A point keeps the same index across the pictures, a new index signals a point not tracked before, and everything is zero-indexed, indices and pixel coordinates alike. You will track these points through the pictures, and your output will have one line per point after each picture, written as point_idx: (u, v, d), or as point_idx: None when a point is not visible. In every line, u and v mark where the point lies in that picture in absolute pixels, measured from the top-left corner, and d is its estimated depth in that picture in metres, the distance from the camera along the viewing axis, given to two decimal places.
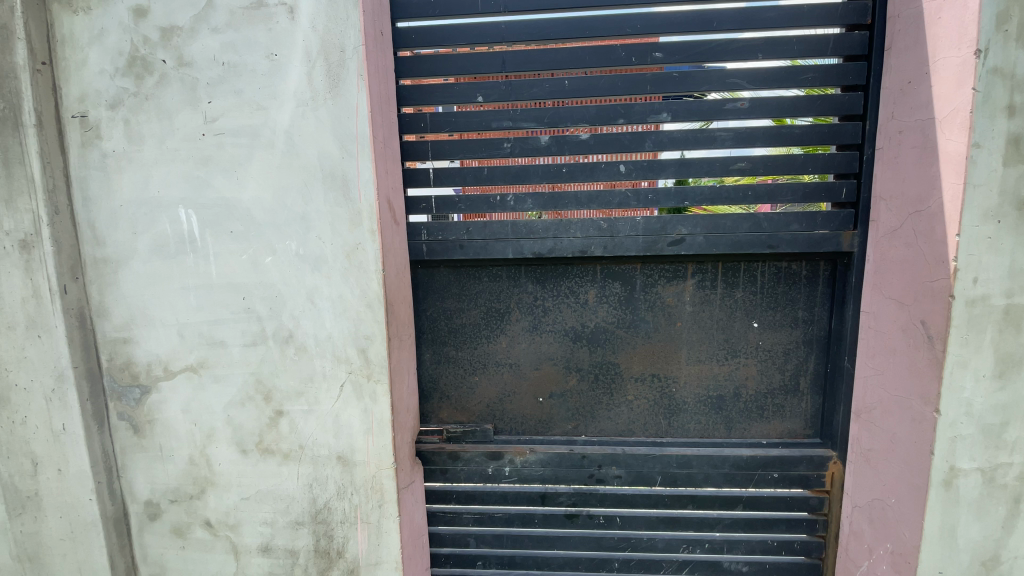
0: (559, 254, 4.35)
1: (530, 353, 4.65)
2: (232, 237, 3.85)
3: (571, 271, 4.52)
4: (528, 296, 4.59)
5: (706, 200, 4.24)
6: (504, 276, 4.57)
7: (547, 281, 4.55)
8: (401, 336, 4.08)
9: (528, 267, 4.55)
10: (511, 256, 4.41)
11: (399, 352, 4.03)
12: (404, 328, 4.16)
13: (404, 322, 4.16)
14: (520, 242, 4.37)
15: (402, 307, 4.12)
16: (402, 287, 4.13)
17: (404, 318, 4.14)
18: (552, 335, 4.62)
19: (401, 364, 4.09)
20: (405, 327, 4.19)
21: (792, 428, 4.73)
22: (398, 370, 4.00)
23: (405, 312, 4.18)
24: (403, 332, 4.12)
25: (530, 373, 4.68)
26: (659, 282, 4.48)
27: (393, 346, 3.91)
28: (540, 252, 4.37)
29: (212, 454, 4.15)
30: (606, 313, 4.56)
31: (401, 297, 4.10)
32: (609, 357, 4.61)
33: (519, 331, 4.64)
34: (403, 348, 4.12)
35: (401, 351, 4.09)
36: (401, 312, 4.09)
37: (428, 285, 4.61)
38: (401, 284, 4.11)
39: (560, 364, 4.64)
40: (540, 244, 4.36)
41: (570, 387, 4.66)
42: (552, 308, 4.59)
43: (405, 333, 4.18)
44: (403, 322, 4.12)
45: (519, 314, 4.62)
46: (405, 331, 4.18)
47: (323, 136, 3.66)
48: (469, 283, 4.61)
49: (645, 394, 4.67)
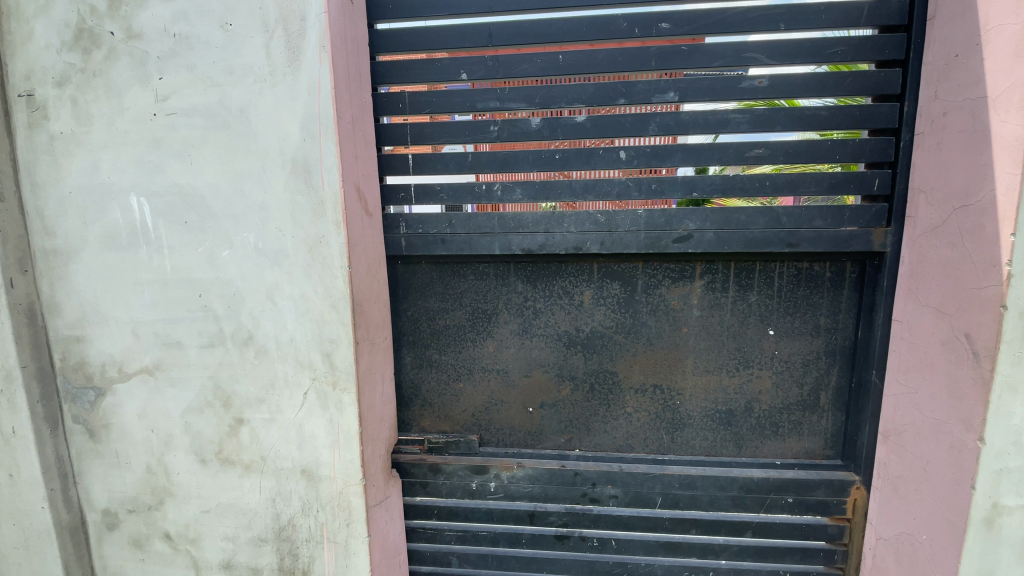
0: (551, 250, 3.90)
1: (520, 359, 4.24)
2: (187, 229, 3.51)
3: (564, 269, 4.08)
4: (516, 296, 4.17)
5: (717, 191, 3.75)
6: (490, 274, 4.15)
7: (538, 280, 4.12)
8: (373, 339, 3.69)
9: (518, 264, 4.12)
10: (498, 252, 3.98)
11: (370, 357, 3.65)
12: (378, 330, 3.78)
13: (378, 324, 3.77)
14: (507, 236, 3.94)
15: (375, 307, 3.73)
16: (375, 286, 3.74)
17: (377, 319, 3.75)
18: (543, 340, 4.20)
19: (374, 370, 3.71)
20: (379, 330, 3.80)
21: (810, 448, 4.25)
22: (369, 377, 3.61)
23: (378, 313, 3.79)
24: (375, 335, 3.73)
25: (519, 381, 4.27)
26: (662, 282, 4.02)
27: (363, 351, 3.52)
28: (530, 248, 3.92)
29: (171, 463, 3.85)
30: (602, 316, 4.11)
31: (374, 298, 3.70)
32: (607, 365, 4.18)
33: (507, 334, 4.23)
34: (376, 353, 3.74)
35: (374, 356, 3.70)
36: (374, 313, 3.70)
37: (407, 283, 4.22)
38: (374, 282, 3.71)
39: (552, 371, 4.22)
40: (530, 239, 3.92)
41: (563, 397, 4.24)
42: (543, 311, 4.17)
43: (379, 336, 3.79)
44: (376, 323, 3.73)
45: (507, 316, 4.21)
46: (378, 334, 3.79)
47: (283, 117, 3.28)
48: (452, 282, 4.20)
49: (646, 407, 4.23)
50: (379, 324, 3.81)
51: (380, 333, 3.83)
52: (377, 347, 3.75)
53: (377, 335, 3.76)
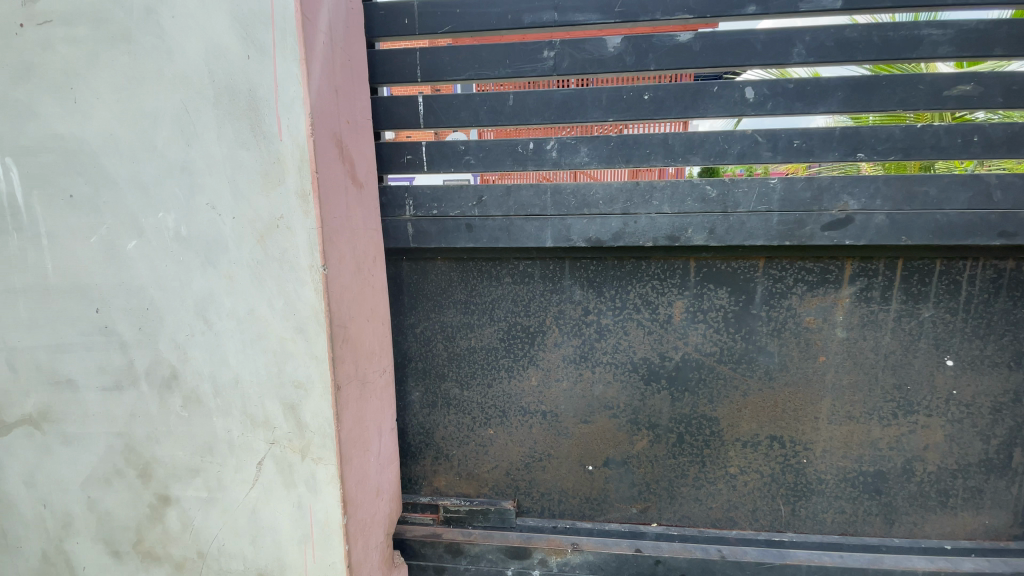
0: (633, 240, 2.58)
1: (575, 399, 2.93)
2: (76, 207, 2.25)
3: (646, 270, 2.75)
4: (570, 309, 2.84)
5: (895, 151, 2.43)
6: (534, 278, 2.83)
7: (603, 285, 2.78)
8: (364, 378, 2.40)
9: (575, 263, 2.78)
10: (551, 244, 2.65)
11: (359, 406, 2.35)
12: (371, 363, 2.47)
13: (371, 353, 2.47)
14: (565, 220, 2.62)
15: (367, 329, 2.43)
16: (368, 295, 2.43)
17: (371, 345, 2.46)
18: (610, 373, 2.87)
19: (365, 424, 2.42)
20: (374, 362, 2.50)
21: (994, 527, 2.92)
22: (355, 437, 2.31)
23: (373, 336, 2.49)
24: (368, 371, 2.44)
25: (573, 429, 2.96)
26: (793, 288, 2.72)
27: (346, 400, 2.23)
28: (600, 238, 2.61)
29: (73, 554, 2.62)
30: (700, 338, 2.79)
31: (365, 314, 2.40)
32: (703, 409, 2.87)
33: (557, 364, 2.91)
34: (367, 398, 2.44)
35: (365, 402, 2.41)
36: (365, 339, 2.40)
37: (412, 288, 2.94)
38: (367, 291, 2.41)
39: (622, 417, 2.91)
40: (601, 223, 2.60)
41: (638, 452, 2.95)
42: (610, 330, 2.83)
43: (373, 372, 2.49)
44: (368, 353, 2.43)
45: (557, 337, 2.88)
46: (373, 368, 2.50)
47: (215, 21, 2.00)
48: (476, 287, 2.89)
49: (759, 467, 2.95)
50: (374, 353, 2.51)
51: (376, 367, 2.53)
52: (370, 388, 2.46)
53: (370, 370, 2.46)
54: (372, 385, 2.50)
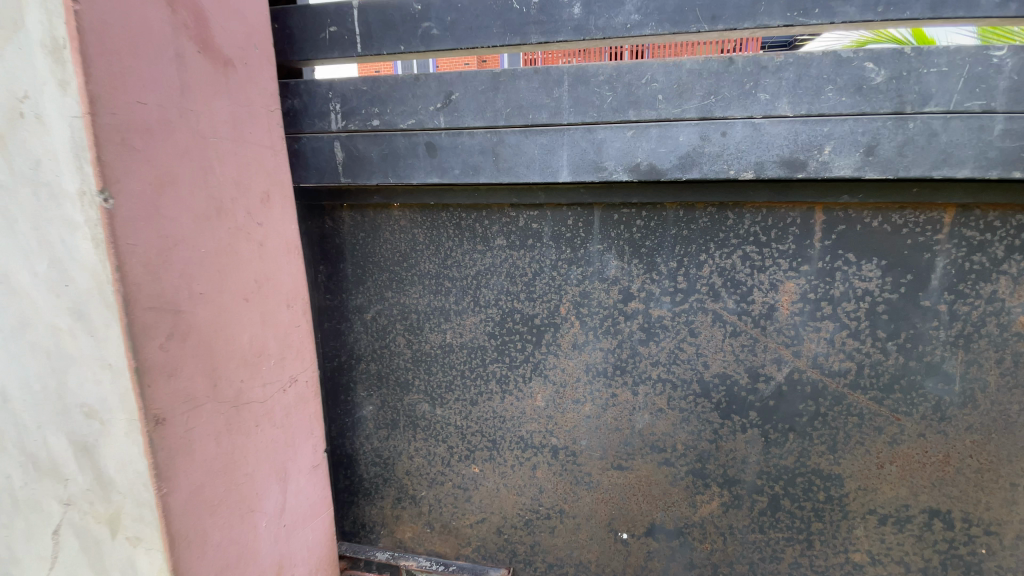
0: (720, 173, 1.41)
1: (602, 434, 1.83)
2: None
3: (735, 228, 1.58)
4: (597, 291, 1.71)
5: None
6: (542, 240, 1.71)
7: (657, 253, 1.64)
8: (237, 399, 1.41)
9: (612, 215, 1.64)
10: (571, 174, 1.48)
11: (223, 446, 1.37)
12: (258, 371, 1.48)
13: (258, 356, 1.47)
14: (597, 129, 1.44)
15: (248, 317, 1.43)
16: (249, 258, 1.42)
17: (256, 344, 1.46)
18: (662, 399, 1.74)
19: (241, 473, 1.44)
20: (265, 370, 1.50)
21: None
22: (211, 500, 1.34)
23: (265, 328, 1.49)
24: (249, 387, 1.45)
25: (599, 478, 1.87)
26: (1002, 264, 1.51)
27: (179, 442, 1.24)
28: (660, 163, 1.42)
29: None
30: (823, 347, 1.62)
31: (240, 292, 1.39)
32: (816, 461, 1.72)
33: (577, 377, 1.81)
34: (247, 431, 1.45)
35: (240, 440, 1.43)
36: (239, 332, 1.40)
37: (356, 252, 1.89)
38: (245, 251, 1.40)
39: (679, 465, 1.79)
40: (662, 140, 1.41)
41: (701, 520, 1.84)
42: (665, 328, 1.70)
43: (261, 386, 1.49)
44: (248, 356, 1.44)
45: (577, 336, 1.77)
46: (263, 379, 1.50)
47: None
48: (451, 252, 1.80)
49: (905, 558, 1.77)
50: (268, 356, 1.51)
51: (270, 378, 1.53)
52: (253, 413, 1.47)
53: (254, 384, 1.47)
54: (262, 408, 1.51)
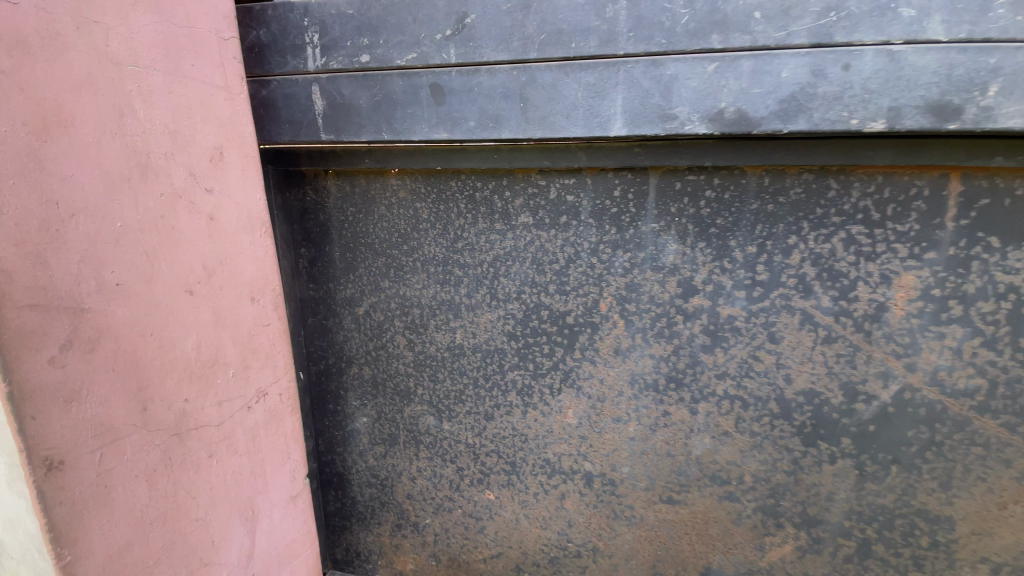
0: (838, 122, 1.02)
1: (649, 460, 1.47)
2: None
3: (838, 202, 1.21)
4: (649, 283, 1.34)
5: None
6: (580, 217, 1.33)
7: (730, 234, 1.27)
8: (177, 424, 1.06)
9: (673, 184, 1.26)
10: (625, 126, 1.11)
11: (158, 488, 1.03)
12: (209, 385, 1.13)
13: (209, 366, 1.12)
14: (664, 62, 1.05)
15: (193, 314, 1.07)
16: (191, 237, 1.06)
17: (206, 351, 1.11)
18: (729, 419, 1.38)
19: (188, 521, 1.10)
20: (220, 383, 1.15)
21: None
22: (142, 561, 1.01)
23: (219, 329, 1.14)
24: (196, 407, 1.10)
25: (644, 512, 1.52)
26: None
27: (87, 489, 0.91)
28: (750, 107, 1.04)
29: None
30: (946, 360, 1.24)
31: (180, 282, 1.04)
32: (923, 500, 1.35)
33: (619, 390, 1.45)
34: (195, 464, 1.11)
35: (184, 477, 1.08)
36: (180, 336, 1.05)
37: (345, 231, 1.52)
38: (185, 227, 1.05)
39: (745, 501, 1.43)
40: (756, 77, 1.03)
41: (770, 566, 1.48)
42: (736, 332, 1.33)
43: (215, 404, 1.15)
44: (194, 367, 1.09)
45: (621, 339, 1.41)
46: (218, 395, 1.15)
47: None
48: (462, 232, 1.43)
49: None
50: (225, 365, 1.16)
51: (228, 394, 1.18)
52: (204, 441, 1.13)
53: (204, 402, 1.12)
54: (218, 432, 1.16)
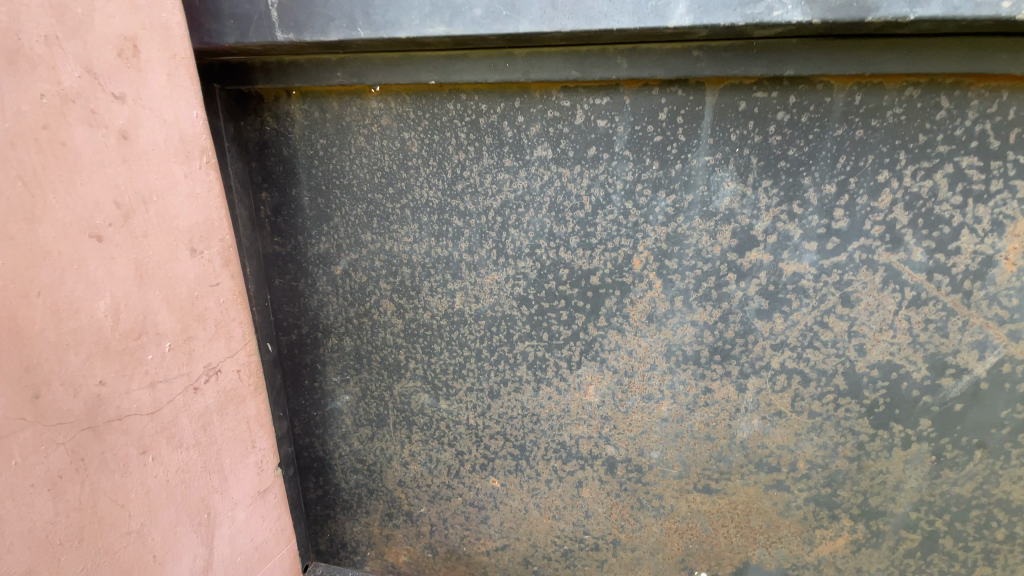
0: (983, 5, 0.78)
1: (683, 444, 1.25)
2: None
3: (945, 126, 0.96)
4: (696, 234, 1.08)
5: None
6: (613, 149, 1.05)
7: (803, 169, 1.02)
8: (90, 413, 0.80)
9: (736, 104, 0.99)
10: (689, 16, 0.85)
11: (66, 498, 0.78)
12: (136, 362, 0.86)
13: (133, 337, 0.85)
14: None
15: (103, 269, 0.80)
16: (91, 161, 0.77)
17: (127, 317, 0.84)
18: (784, 398, 1.16)
19: (115, 534, 0.85)
20: (152, 359, 0.89)
21: None
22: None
23: (144, 288, 0.86)
24: (119, 391, 0.84)
25: (675, 501, 1.31)
26: None
27: None
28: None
29: None
30: None
31: (78, 223, 0.76)
32: (1005, 489, 1.14)
33: (651, 364, 1.21)
34: (122, 463, 0.85)
35: (107, 482, 0.83)
36: (85, 297, 0.78)
37: (316, 171, 1.22)
38: (80, 146, 0.76)
39: (796, 490, 1.23)
40: None
41: (818, 562, 1.29)
42: (801, 294, 1.08)
43: (146, 387, 0.88)
44: (111, 339, 0.82)
45: (657, 304, 1.15)
46: (149, 374, 0.89)
47: None
48: (462, 170, 1.15)
49: None
50: (156, 336, 0.89)
51: (165, 373, 0.92)
52: (134, 433, 0.87)
53: (130, 384, 0.86)
54: (153, 422, 0.90)
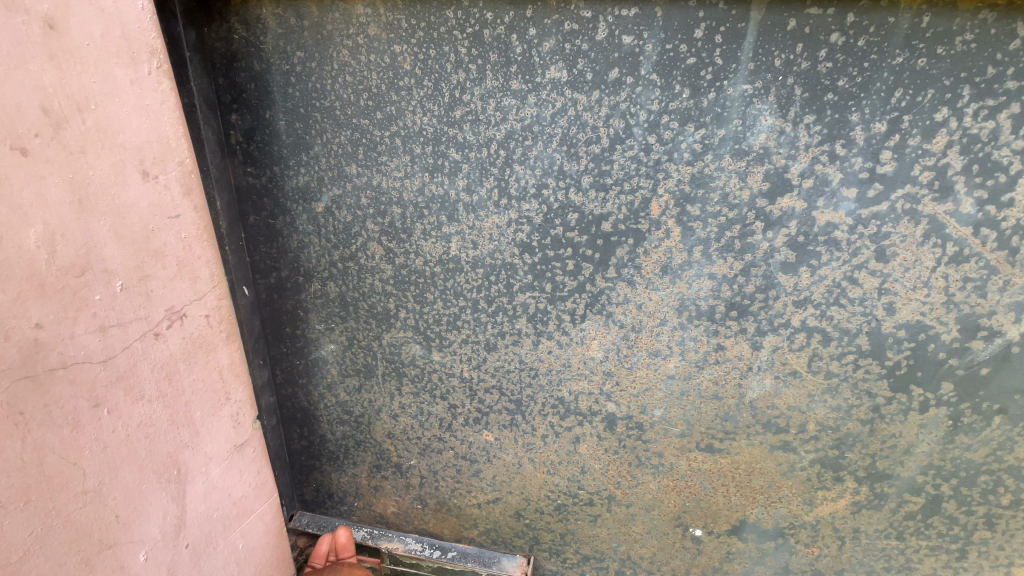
0: None
1: (688, 402, 1.18)
2: None
3: (1018, 58, 0.83)
4: (724, 175, 0.97)
5: None
6: (638, 72, 0.92)
7: (852, 103, 0.90)
8: (26, 361, 0.72)
9: (784, 22, 0.86)
10: None
11: (5, 455, 0.70)
12: (81, 304, 0.77)
13: (74, 275, 0.76)
14: None
15: (31, 189, 0.70)
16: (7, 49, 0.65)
17: (65, 250, 0.74)
18: (801, 357, 1.09)
19: (66, 492, 0.78)
20: (101, 301, 0.80)
21: None
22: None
23: (84, 219, 0.76)
24: (61, 335, 0.75)
25: (675, 460, 1.25)
26: None
27: None
28: None
29: None
30: None
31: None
32: (1019, 456, 1.10)
33: (662, 319, 1.12)
34: (72, 416, 0.78)
35: (52, 437, 0.75)
36: (12, 222, 0.68)
37: (293, 90, 1.07)
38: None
39: (802, 451, 1.19)
40: None
41: (816, 521, 1.27)
42: (832, 247, 0.99)
43: (96, 331, 0.80)
44: (46, 275, 0.73)
45: (673, 254, 1.05)
46: (99, 318, 0.80)
47: None
48: (462, 93, 1.01)
49: None
50: (104, 274, 0.80)
51: (118, 317, 0.83)
52: (84, 383, 0.79)
53: (74, 327, 0.77)
54: (107, 370, 0.82)
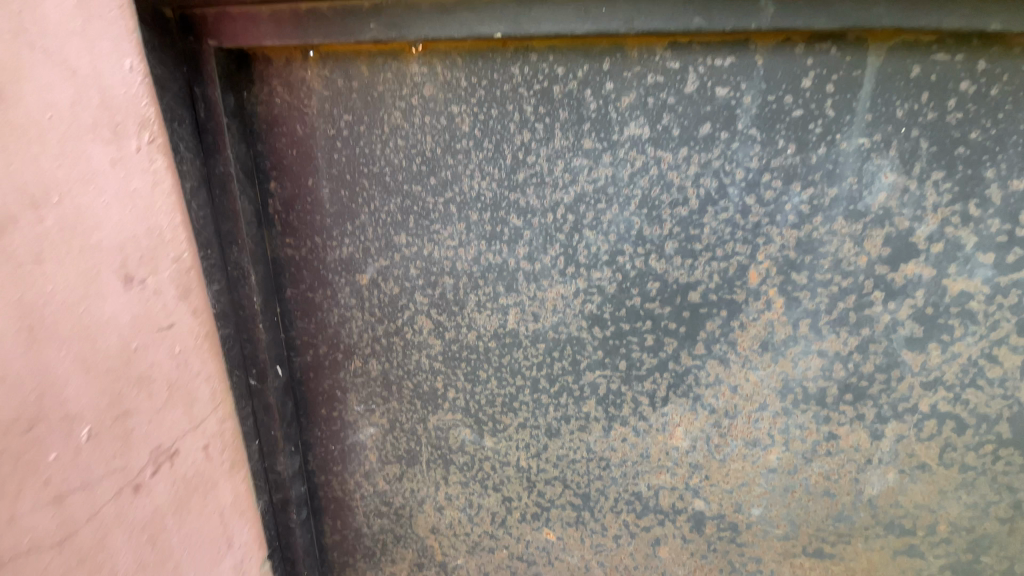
0: None
1: (793, 499, 1.01)
2: None
3: None
4: (836, 239, 0.84)
5: None
6: (735, 126, 0.81)
7: (988, 158, 0.77)
8: None
9: (906, 68, 0.75)
10: None
11: None
12: (34, 471, 0.75)
13: (28, 435, 0.74)
14: None
15: None
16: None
17: (19, 413, 0.73)
18: (930, 448, 0.93)
19: None
20: (57, 462, 0.78)
21: None
22: None
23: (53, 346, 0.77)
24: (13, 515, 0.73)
25: (775, 566, 1.06)
26: None
27: None
28: None
29: None
30: None
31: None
32: None
33: (762, 403, 0.96)
34: None
35: None
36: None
37: (339, 155, 0.97)
38: None
39: (931, 557, 0.99)
40: None
41: None
42: (967, 319, 0.85)
43: (49, 504, 0.78)
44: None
45: (775, 329, 0.91)
46: (55, 486, 0.78)
47: None
48: (526, 155, 0.90)
49: None
50: (66, 424, 0.79)
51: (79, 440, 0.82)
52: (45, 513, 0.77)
53: (26, 505, 0.75)
54: (64, 550, 0.80)
